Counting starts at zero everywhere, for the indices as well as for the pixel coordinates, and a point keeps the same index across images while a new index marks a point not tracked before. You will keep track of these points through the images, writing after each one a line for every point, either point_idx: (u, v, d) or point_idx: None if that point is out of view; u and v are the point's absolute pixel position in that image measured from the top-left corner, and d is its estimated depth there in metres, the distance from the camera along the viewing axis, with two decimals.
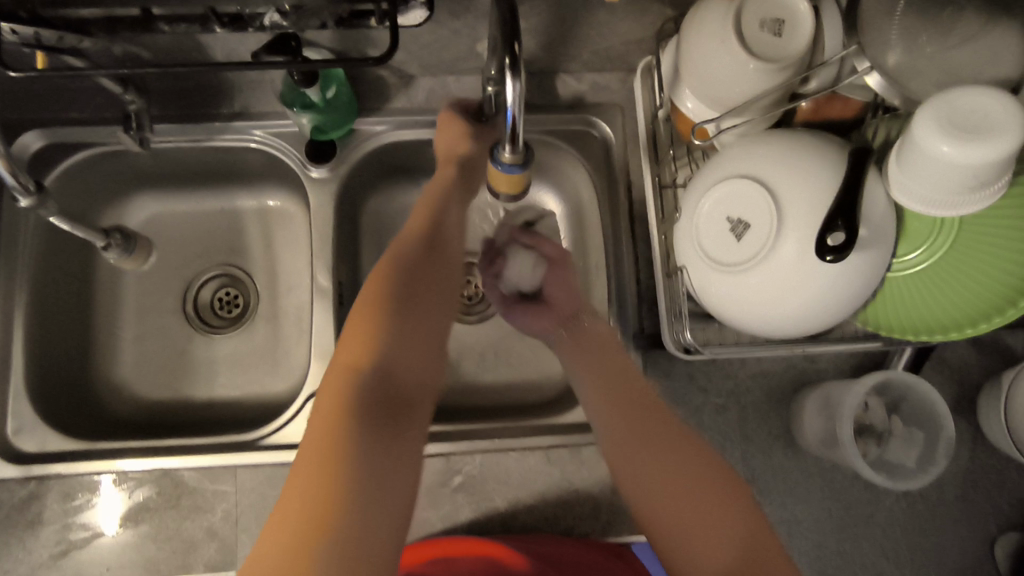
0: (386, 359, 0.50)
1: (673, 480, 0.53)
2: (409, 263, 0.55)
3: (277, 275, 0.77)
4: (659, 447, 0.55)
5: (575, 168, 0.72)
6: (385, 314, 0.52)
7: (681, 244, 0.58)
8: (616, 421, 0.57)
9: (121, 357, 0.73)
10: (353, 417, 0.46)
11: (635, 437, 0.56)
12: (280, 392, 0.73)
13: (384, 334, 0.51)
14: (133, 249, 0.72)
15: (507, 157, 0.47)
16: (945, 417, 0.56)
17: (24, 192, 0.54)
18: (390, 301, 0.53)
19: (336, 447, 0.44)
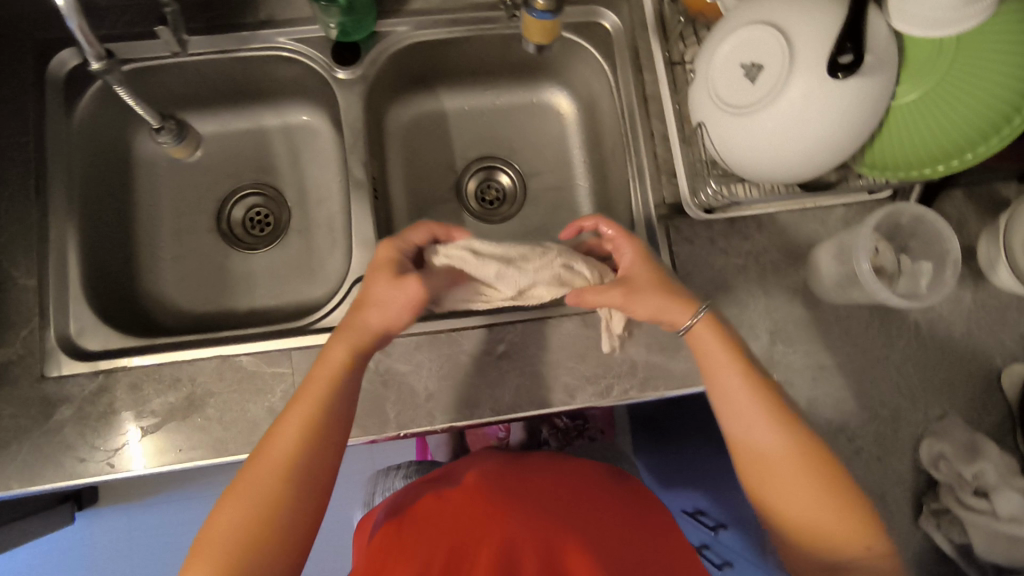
0: (273, 495, 0.49)
1: (780, 474, 0.54)
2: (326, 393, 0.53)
3: (306, 191, 0.80)
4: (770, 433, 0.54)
5: (586, 62, 0.76)
6: (296, 443, 0.51)
7: (698, 104, 0.62)
8: (727, 407, 0.56)
9: (164, 274, 0.76)
10: (275, 517, 0.48)
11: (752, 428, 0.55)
12: (321, 296, 0.76)
13: (276, 464, 0.50)
14: (184, 137, 0.71)
15: (540, 5, 0.58)
16: (950, 240, 0.61)
17: (95, 57, 0.55)
18: (328, 407, 0.52)
19: (255, 483, 0.49)
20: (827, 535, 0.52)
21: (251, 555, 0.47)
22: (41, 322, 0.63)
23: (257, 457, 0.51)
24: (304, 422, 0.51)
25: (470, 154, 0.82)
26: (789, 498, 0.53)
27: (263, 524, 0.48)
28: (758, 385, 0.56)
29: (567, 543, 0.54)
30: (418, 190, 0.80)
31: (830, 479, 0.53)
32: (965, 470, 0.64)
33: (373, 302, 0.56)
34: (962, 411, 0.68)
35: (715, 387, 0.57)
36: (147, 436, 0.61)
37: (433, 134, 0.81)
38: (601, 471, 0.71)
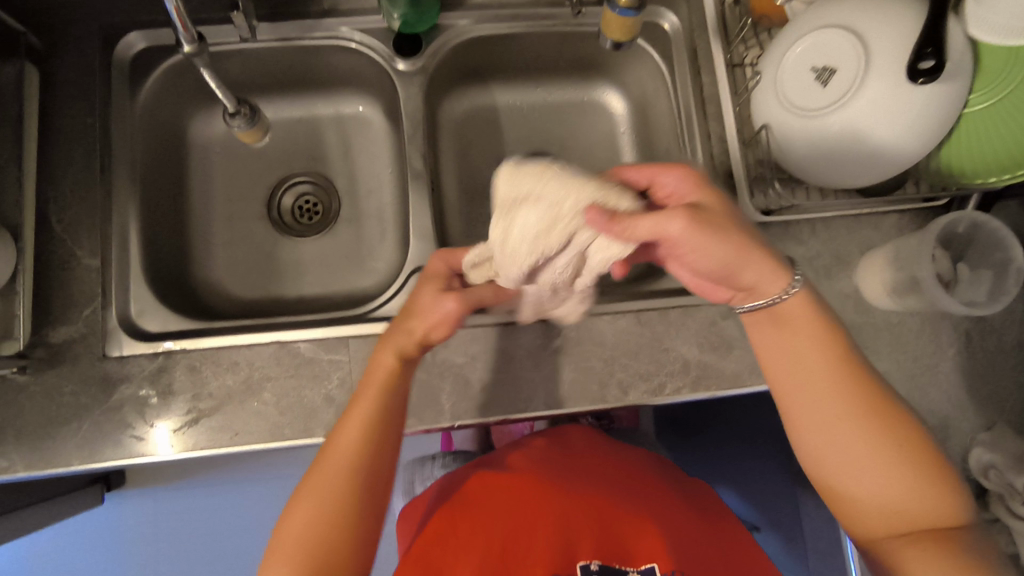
0: (351, 479, 0.50)
1: (854, 465, 0.51)
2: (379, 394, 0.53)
3: (357, 180, 0.81)
4: (834, 399, 0.52)
5: (641, 61, 0.77)
6: (369, 429, 0.52)
7: (764, 106, 0.62)
8: (807, 403, 0.53)
9: (215, 259, 0.77)
10: (358, 501, 0.50)
11: (819, 401, 0.53)
12: (371, 286, 0.77)
13: (354, 449, 0.51)
14: (257, 122, 0.71)
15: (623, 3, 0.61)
16: (1014, 249, 0.62)
17: (188, 40, 0.55)
18: (379, 417, 0.52)
19: (328, 463, 0.51)
20: (892, 504, 0.50)
21: (338, 545, 0.48)
22: (103, 301, 0.64)
23: (331, 444, 0.52)
24: (363, 437, 0.52)
25: (519, 150, 0.83)
26: (856, 476, 0.51)
27: (337, 506, 0.49)
28: (828, 357, 0.53)
29: (634, 525, 0.56)
30: (469, 184, 0.81)
31: (906, 449, 0.51)
32: (1015, 480, 0.64)
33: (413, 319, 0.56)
34: (1012, 421, 0.68)
35: (775, 359, 0.55)
36: (176, 432, 0.61)
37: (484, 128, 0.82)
38: (642, 456, 0.71)
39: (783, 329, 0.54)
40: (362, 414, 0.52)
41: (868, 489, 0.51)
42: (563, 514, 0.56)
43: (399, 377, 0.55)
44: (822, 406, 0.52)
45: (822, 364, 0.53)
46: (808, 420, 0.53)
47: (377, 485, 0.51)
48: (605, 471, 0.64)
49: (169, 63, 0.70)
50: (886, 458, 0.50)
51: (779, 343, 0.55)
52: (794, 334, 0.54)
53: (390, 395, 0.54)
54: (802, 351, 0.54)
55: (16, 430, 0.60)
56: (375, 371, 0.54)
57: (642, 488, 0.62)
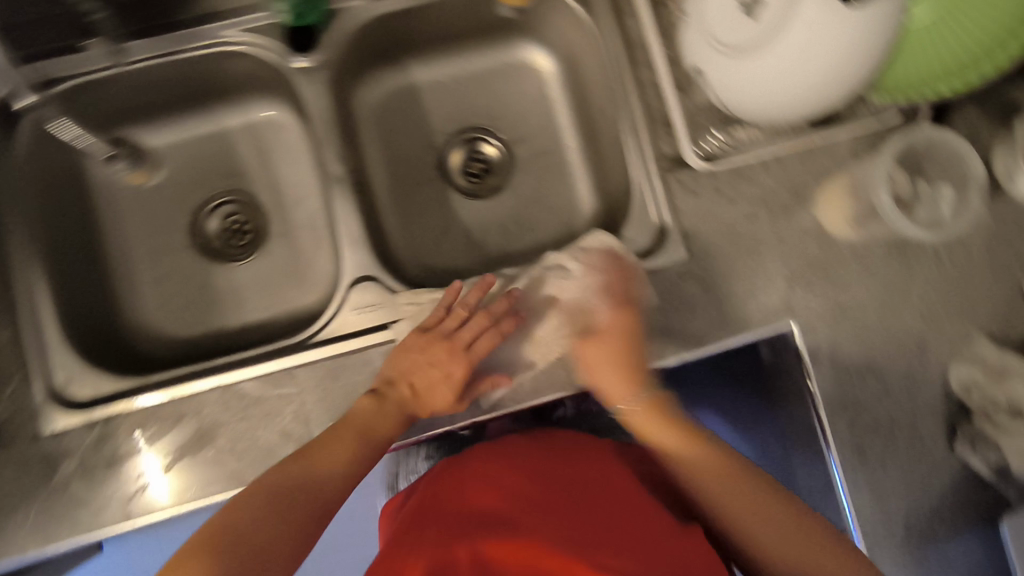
0: (266, 517, 0.51)
1: (765, 528, 0.54)
2: (332, 444, 0.56)
3: (281, 190, 0.76)
4: (721, 471, 0.57)
5: (561, 13, 0.71)
6: (293, 475, 0.54)
7: (695, 46, 0.57)
8: (698, 469, 0.58)
9: (146, 302, 0.72)
10: (277, 528, 0.51)
11: (683, 467, 0.58)
12: (316, 301, 0.73)
13: (280, 488, 0.53)
14: (140, 159, 0.72)
15: None
16: (970, 161, 0.60)
17: None
18: (327, 465, 0.55)
19: (246, 501, 0.52)
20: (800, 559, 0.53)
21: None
22: (24, 377, 0.59)
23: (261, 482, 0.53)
24: (300, 481, 0.54)
25: (448, 128, 0.78)
26: (774, 540, 0.54)
27: (246, 542, 0.50)
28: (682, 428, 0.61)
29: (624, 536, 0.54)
30: (401, 175, 0.76)
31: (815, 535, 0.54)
32: (998, 392, 0.63)
33: (418, 395, 0.60)
34: (991, 330, 0.66)
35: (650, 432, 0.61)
36: (172, 469, 0.58)
37: (406, 111, 0.77)
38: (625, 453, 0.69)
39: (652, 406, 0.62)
40: (310, 460, 0.55)
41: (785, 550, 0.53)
42: (534, 530, 0.53)
43: (371, 433, 0.57)
44: (684, 470, 0.58)
45: (665, 427, 0.61)
46: (710, 486, 0.57)
47: (293, 528, 0.52)
48: (590, 474, 0.63)
49: (42, 103, 0.63)
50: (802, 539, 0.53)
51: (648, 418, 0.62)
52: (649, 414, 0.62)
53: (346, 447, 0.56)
54: (644, 420, 0.62)
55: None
56: (354, 422, 0.57)
57: (625, 494, 0.60)
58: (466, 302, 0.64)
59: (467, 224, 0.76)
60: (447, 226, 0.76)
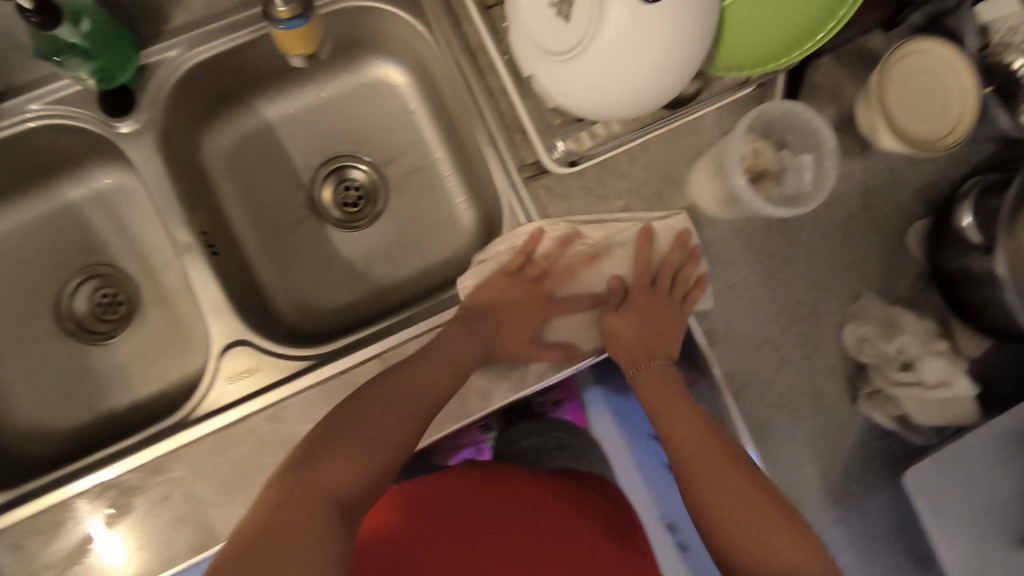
0: (327, 473, 0.50)
1: (733, 509, 0.56)
2: (370, 413, 0.54)
3: (145, 257, 0.72)
4: (702, 443, 0.59)
5: (399, 26, 0.68)
6: (358, 422, 0.54)
7: (523, 55, 0.54)
8: (686, 447, 0.60)
9: (18, 401, 0.68)
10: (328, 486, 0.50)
11: (684, 427, 0.60)
12: (201, 366, 0.70)
13: (312, 448, 0.52)
14: None
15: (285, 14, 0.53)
16: (824, 130, 0.58)
17: None
18: (380, 421, 0.55)
19: (315, 459, 0.51)
20: (756, 540, 0.54)
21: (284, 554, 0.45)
22: None
23: (336, 428, 0.53)
24: (353, 445, 0.53)
25: (313, 161, 0.74)
26: (727, 514, 0.56)
27: (277, 504, 0.48)
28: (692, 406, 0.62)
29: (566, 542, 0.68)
30: (268, 220, 0.72)
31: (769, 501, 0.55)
32: (888, 348, 0.63)
33: (502, 333, 0.63)
34: (876, 285, 0.66)
35: (684, 405, 0.62)
36: (117, 525, 0.57)
37: (263, 152, 0.73)
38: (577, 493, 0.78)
39: (678, 399, 0.62)
40: (378, 415, 0.55)
41: (743, 526, 0.55)
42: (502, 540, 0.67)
43: (424, 408, 0.56)
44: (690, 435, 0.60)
45: (662, 399, 0.63)
46: (691, 447, 0.59)
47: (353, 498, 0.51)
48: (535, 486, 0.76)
49: None
50: (765, 526, 0.54)
51: (666, 401, 0.63)
52: (669, 394, 0.63)
53: (376, 420, 0.54)
54: (673, 397, 0.63)
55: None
56: (410, 385, 0.56)
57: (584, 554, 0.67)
58: (554, 257, 0.63)
59: (347, 258, 0.73)
60: (328, 263, 0.73)
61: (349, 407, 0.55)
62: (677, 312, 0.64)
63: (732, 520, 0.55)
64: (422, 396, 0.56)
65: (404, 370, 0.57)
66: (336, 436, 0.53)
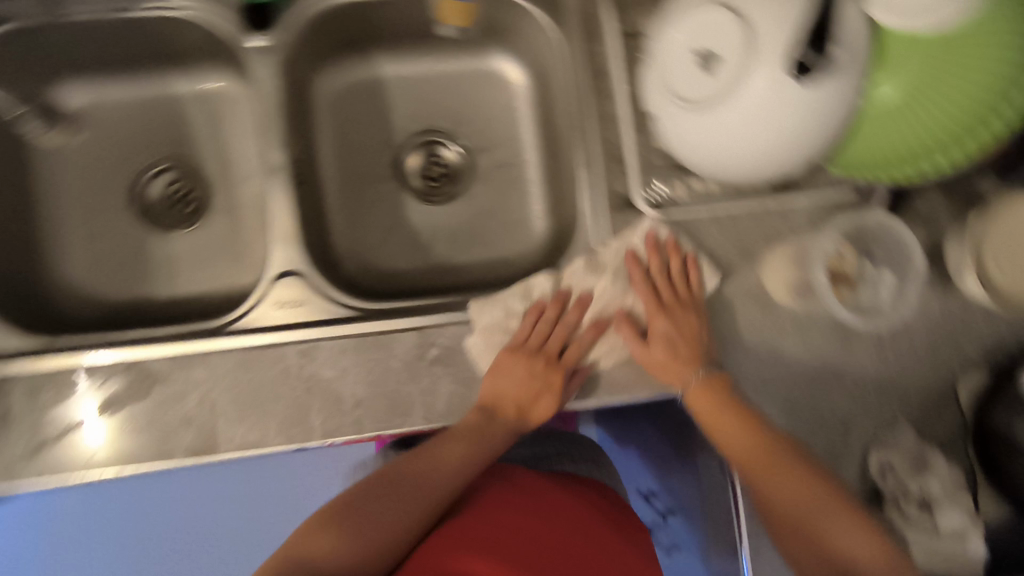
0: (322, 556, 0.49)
1: (799, 511, 0.53)
2: (369, 497, 0.54)
3: (229, 166, 0.74)
4: (754, 443, 0.56)
5: (534, 30, 0.70)
6: (361, 505, 0.54)
7: (652, 91, 0.55)
8: (760, 460, 0.55)
9: (74, 260, 0.71)
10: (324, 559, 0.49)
11: (742, 438, 0.57)
12: (248, 284, 0.71)
13: (316, 531, 0.51)
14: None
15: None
16: (915, 253, 0.57)
17: None
18: (387, 512, 0.54)
19: (316, 540, 0.50)
20: (841, 545, 0.51)
21: None
22: None
23: (338, 513, 0.53)
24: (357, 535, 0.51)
25: (411, 127, 0.76)
26: (832, 525, 0.52)
27: None
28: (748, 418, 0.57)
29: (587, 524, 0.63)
30: (354, 169, 0.74)
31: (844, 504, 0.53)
32: (912, 483, 0.62)
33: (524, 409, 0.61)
34: (914, 418, 0.65)
35: (727, 416, 0.57)
36: (130, 406, 0.58)
37: (369, 105, 0.75)
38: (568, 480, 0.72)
39: (720, 411, 0.58)
40: (383, 506, 0.54)
41: (834, 535, 0.52)
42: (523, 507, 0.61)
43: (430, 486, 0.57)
44: (742, 443, 0.57)
45: (710, 401, 0.58)
46: (755, 456, 0.56)
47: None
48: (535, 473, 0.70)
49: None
50: (833, 524, 0.52)
51: (717, 420, 0.58)
52: (723, 417, 0.58)
53: (384, 508, 0.54)
54: (710, 416, 0.58)
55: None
56: (413, 470, 0.57)
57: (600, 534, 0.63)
58: (568, 321, 0.62)
59: (414, 227, 0.74)
60: (395, 227, 0.74)
61: (348, 496, 0.55)
62: (695, 305, 0.61)
63: (833, 537, 0.52)
64: (427, 485, 0.57)
65: (413, 460, 0.58)
66: (338, 521, 0.52)
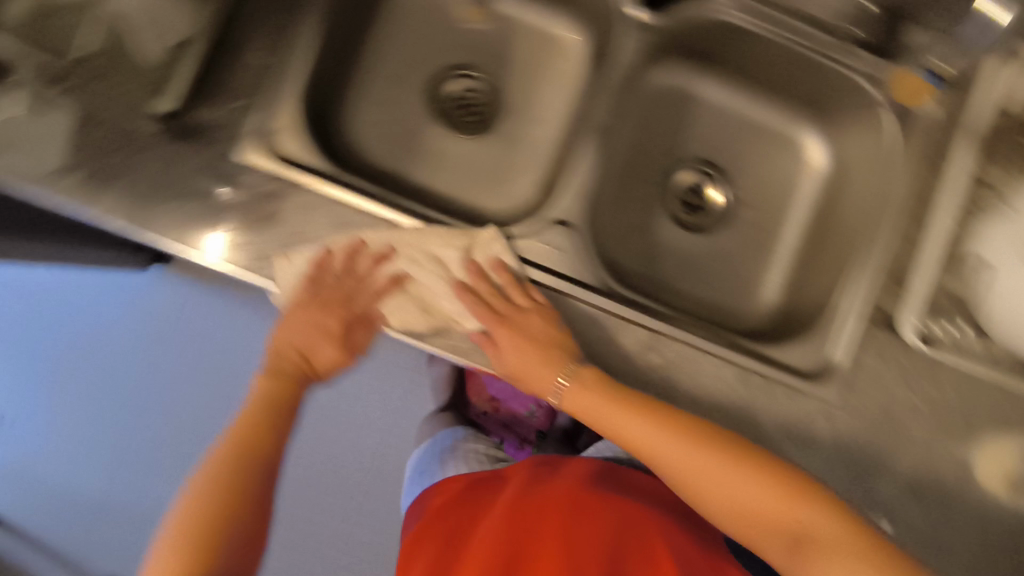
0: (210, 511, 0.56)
1: (729, 512, 0.58)
2: (251, 473, 0.59)
3: (528, 101, 0.75)
4: (688, 444, 0.57)
5: (869, 130, 0.70)
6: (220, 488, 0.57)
7: (1004, 242, 0.63)
8: (662, 456, 0.59)
9: (362, 112, 0.73)
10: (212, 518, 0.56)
11: (641, 428, 0.58)
12: (494, 211, 0.73)
13: (191, 525, 0.55)
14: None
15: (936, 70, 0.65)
16: None
17: None
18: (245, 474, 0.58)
19: (218, 493, 0.57)
20: (762, 511, 0.56)
21: None
22: (251, 102, 0.61)
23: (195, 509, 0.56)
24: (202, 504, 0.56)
25: (698, 152, 0.78)
26: (734, 491, 0.57)
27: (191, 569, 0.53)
28: (651, 405, 0.59)
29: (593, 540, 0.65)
30: (633, 161, 0.75)
31: (793, 489, 0.55)
32: None
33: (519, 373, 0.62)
34: None
35: (618, 414, 0.59)
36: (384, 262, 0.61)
37: (676, 112, 0.76)
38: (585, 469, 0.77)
39: (606, 401, 0.59)
40: (255, 479, 0.59)
41: (746, 489, 0.56)
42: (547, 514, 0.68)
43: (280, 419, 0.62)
44: (675, 450, 0.58)
45: (614, 397, 0.59)
46: (676, 464, 0.59)
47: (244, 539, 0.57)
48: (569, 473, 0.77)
49: None
50: (739, 478, 0.57)
51: (594, 412, 0.60)
52: (599, 402, 0.59)
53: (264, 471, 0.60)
54: (588, 398, 0.60)
55: (116, 178, 0.57)
56: (263, 458, 0.60)
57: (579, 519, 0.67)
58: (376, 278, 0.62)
59: (655, 238, 0.77)
60: (639, 227, 0.76)
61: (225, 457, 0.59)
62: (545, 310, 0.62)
63: (731, 493, 0.57)
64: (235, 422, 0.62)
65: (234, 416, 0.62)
66: (202, 488, 0.57)
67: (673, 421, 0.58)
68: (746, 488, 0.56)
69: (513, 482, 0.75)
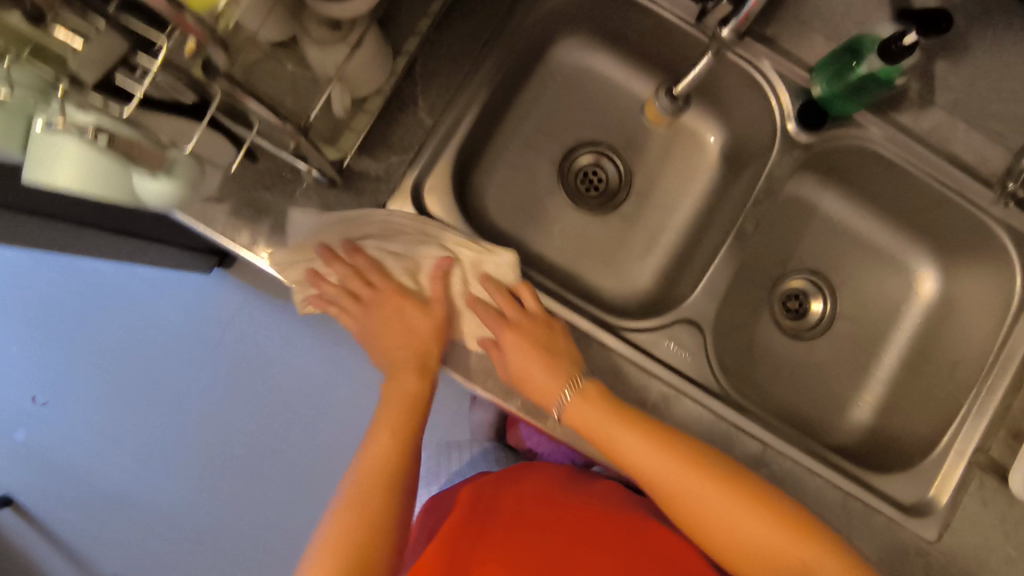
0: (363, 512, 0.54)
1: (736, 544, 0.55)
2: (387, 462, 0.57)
3: (654, 188, 0.76)
4: (763, 516, 0.54)
5: (997, 277, 0.70)
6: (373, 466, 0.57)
7: None
8: (679, 493, 0.55)
9: (495, 174, 0.72)
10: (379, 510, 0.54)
11: (709, 492, 0.55)
12: (608, 291, 0.73)
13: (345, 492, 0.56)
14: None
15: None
16: None
17: None
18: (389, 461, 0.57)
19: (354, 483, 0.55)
20: (763, 544, 0.55)
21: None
22: (411, 160, 0.60)
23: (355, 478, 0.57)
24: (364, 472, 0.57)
25: (810, 262, 0.79)
26: None
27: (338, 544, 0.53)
28: (702, 458, 0.55)
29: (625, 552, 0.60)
30: (750, 262, 0.76)
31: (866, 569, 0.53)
32: None
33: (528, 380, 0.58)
34: None
35: (694, 483, 0.55)
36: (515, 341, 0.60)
37: (796, 221, 0.77)
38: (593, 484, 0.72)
39: (680, 466, 0.55)
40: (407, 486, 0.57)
41: None
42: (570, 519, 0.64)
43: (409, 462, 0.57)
44: (730, 510, 0.54)
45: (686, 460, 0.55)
46: (684, 490, 0.55)
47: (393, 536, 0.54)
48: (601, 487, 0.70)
49: None
50: (793, 543, 0.54)
51: (644, 454, 0.55)
52: (606, 419, 0.56)
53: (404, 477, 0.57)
54: (663, 465, 0.55)
55: (267, 214, 0.56)
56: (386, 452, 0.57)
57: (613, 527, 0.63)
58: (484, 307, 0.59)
59: (757, 340, 0.76)
60: (746, 324, 0.76)
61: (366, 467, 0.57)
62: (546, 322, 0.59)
63: (739, 533, 0.55)
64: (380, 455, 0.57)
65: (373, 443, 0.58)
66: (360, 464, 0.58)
67: (738, 482, 0.55)
68: (762, 530, 0.54)
69: (536, 481, 0.71)
